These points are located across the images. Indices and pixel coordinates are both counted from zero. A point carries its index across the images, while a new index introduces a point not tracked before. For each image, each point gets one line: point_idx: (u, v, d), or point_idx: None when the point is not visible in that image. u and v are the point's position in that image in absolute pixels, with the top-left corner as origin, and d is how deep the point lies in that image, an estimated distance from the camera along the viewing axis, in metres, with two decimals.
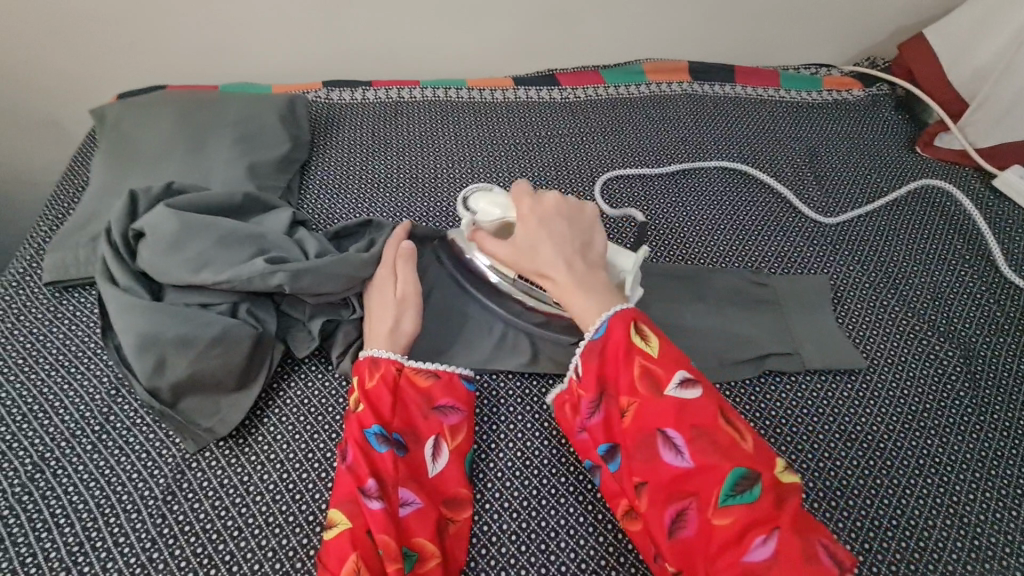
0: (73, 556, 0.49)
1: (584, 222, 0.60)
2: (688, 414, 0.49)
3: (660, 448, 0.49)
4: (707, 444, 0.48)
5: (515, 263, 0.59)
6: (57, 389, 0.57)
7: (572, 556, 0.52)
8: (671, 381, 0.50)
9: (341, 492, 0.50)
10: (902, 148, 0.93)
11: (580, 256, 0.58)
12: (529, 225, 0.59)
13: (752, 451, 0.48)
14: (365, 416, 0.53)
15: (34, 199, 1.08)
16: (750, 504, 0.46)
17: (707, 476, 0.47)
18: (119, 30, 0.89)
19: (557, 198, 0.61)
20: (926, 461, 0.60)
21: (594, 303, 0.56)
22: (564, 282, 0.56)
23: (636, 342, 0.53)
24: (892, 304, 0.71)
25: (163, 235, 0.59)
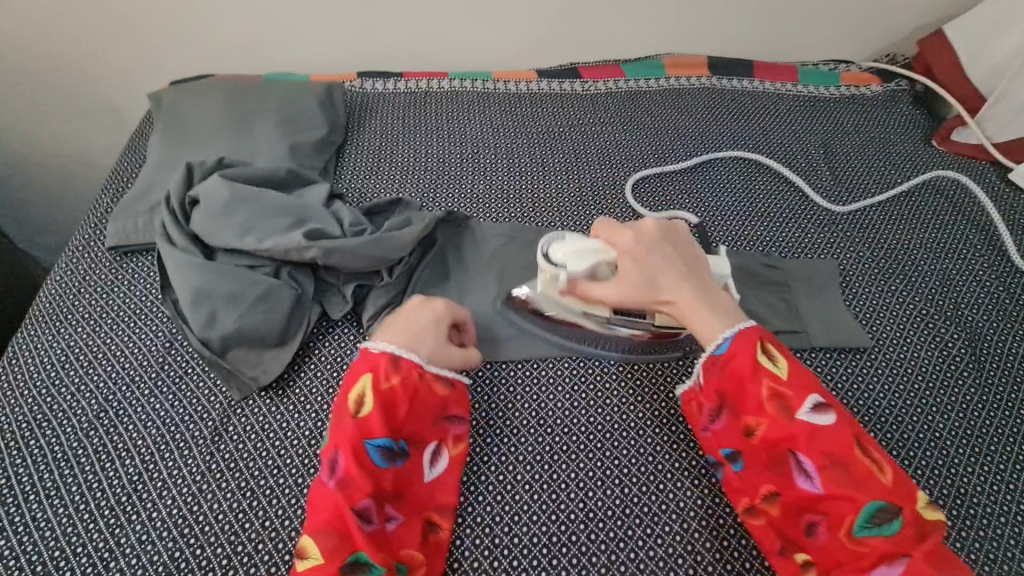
0: (134, 483, 0.55)
1: (683, 240, 0.62)
2: (821, 440, 0.49)
3: (791, 467, 0.50)
4: (841, 474, 0.48)
5: (632, 299, 0.58)
6: (119, 340, 0.64)
7: (581, 506, 0.56)
8: (804, 406, 0.51)
9: (323, 517, 0.48)
10: (918, 142, 0.94)
11: (696, 275, 0.59)
12: (640, 254, 0.59)
13: (891, 485, 0.48)
14: (368, 424, 0.52)
15: (88, 179, 1.17)
16: (887, 536, 0.46)
17: (841, 502, 0.48)
18: (174, 23, 0.96)
19: (654, 223, 0.62)
20: (927, 435, 0.62)
21: (725, 321, 0.56)
22: (690, 303, 0.57)
23: (763, 363, 0.53)
24: (900, 290, 0.73)
25: (214, 203, 0.66)
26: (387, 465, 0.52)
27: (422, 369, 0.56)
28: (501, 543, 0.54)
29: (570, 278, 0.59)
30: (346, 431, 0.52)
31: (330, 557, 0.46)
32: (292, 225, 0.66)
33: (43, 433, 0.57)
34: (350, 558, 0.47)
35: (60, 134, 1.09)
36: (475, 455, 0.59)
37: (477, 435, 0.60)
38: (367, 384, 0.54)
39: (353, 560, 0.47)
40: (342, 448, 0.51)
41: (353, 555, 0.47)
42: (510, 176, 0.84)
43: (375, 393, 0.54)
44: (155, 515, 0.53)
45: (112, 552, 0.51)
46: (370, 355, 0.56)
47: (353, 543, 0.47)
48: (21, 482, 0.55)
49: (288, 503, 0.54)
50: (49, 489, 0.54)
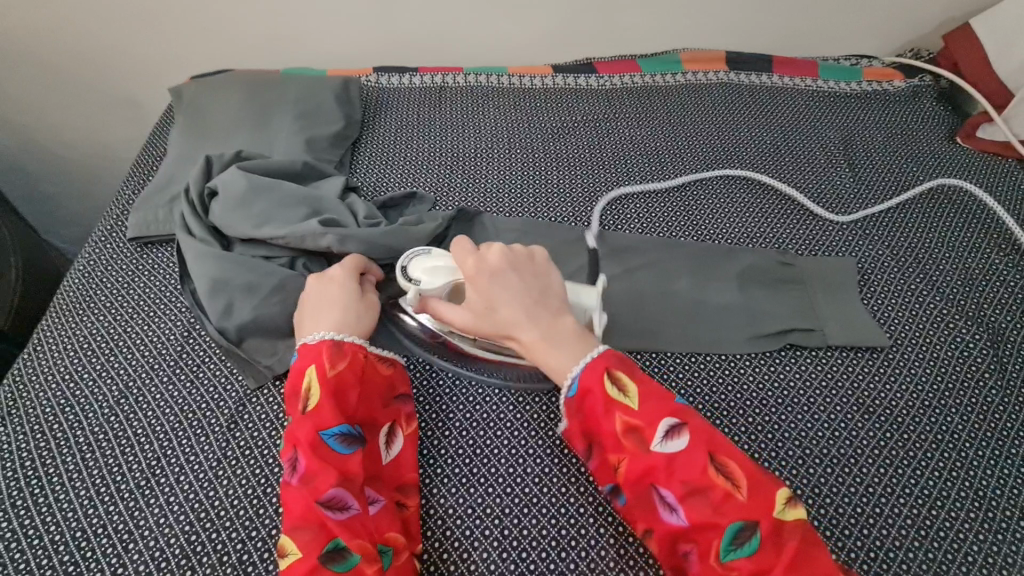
0: (152, 468, 0.56)
1: (535, 270, 0.59)
2: (678, 469, 0.49)
3: (655, 502, 0.49)
4: (699, 500, 0.47)
5: (475, 328, 0.57)
6: (140, 329, 0.65)
7: (591, 500, 0.56)
8: (656, 437, 0.50)
9: (297, 513, 0.48)
10: (942, 138, 0.92)
11: (543, 305, 0.56)
12: (480, 283, 0.56)
13: (747, 500, 0.47)
14: (318, 416, 0.52)
15: (112, 174, 1.20)
16: (752, 556, 0.45)
17: (705, 528, 0.47)
18: (195, 19, 0.98)
19: (502, 251, 0.58)
20: (944, 436, 0.61)
21: (564, 353, 0.54)
22: (534, 341, 0.55)
23: (614, 395, 0.52)
24: (919, 288, 0.72)
25: (233, 193, 0.68)
26: (351, 451, 0.52)
27: (364, 350, 0.57)
28: (510, 536, 0.54)
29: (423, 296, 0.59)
30: (300, 428, 0.52)
31: (304, 552, 0.46)
32: (305, 216, 0.67)
33: (66, 418, 0.59)
34: (328, 546, 0.47)
35: (84, 127, 1.12)
36: (484, 447, 0.59)
37: (488, 426, 0.60)
38: (312, 377, 0.54)
39: (333, 547, 0.47)
40: (300, 446, 0.51)
41: (331, 543, 0.47)
42: (524, 171, 0.84)
43: (321, 384, 0.53)
44: (172, 500, 0.54)
45: (132, 535, 0.53)
46: (309, 348, 0.56)
47: (327, 532, 0.47)
48: (44, 465, 0.56)
49: None
50: (72, 472, 0.56)
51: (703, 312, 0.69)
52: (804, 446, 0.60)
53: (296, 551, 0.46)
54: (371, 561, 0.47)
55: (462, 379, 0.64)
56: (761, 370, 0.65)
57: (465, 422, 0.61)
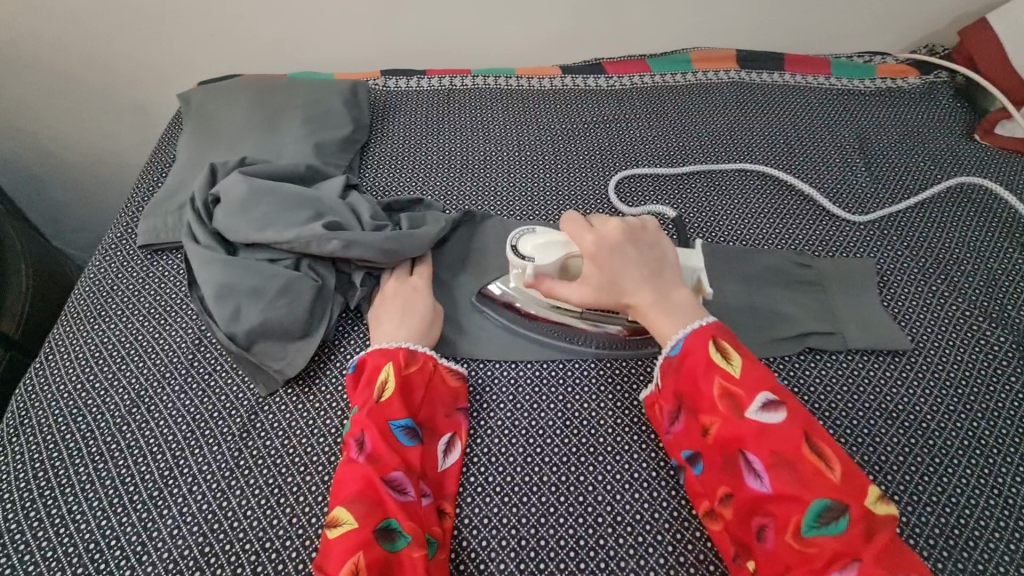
0: (165, 478, 0.56)
1: (648, 240, 0.60)
2: (770, 439, 0.49)
3: (740, 468, 0.50)
4: (787, 473, 0.48)
5: (592, 301, 0.59)
6: (151, 337, 0.65)
7: (609, 509, 0.55)
8: (752, 405, 0.50)
9: (354, 488, 0.50)
10: (959, 135, 0.90)
11: (659, 279, 0.59)
12: (599, 259, 0.58)
13: (838, 482, 0.47)
14: (388, 406, 0.55)
15: (121, 179, 1.20)
16: (836, 535, 0.45)
17: (788, 501, 0.47)
18: (202, 23, 0.98)
19: (618, 224, 0.60)
20: (971, 441, 0.59)
21: (680, 320, 0.57)
22: (649, 309, 0.57)
23: (716, 360, 0.53)
24: (940, 289, 0.71)
25: (234, 197, 0.67)
26: (412, 445, 0.54)
27: (434, 360, 0.60)
28: (528, 546, 0.53)
29: (537, 272, 0.61)
30: (373, 412, 0.54)
31: (361, 523, 0.48)
32: (310, 217, 0.67)
33: (79, 427, 0.59)
34: (383, 523, 0.48)
35: (93, 134, 1.12)
36: (499, 455, 0.58)
37: (502, 434, 0.59)
38: (389, 373, 0.57)
39: (386, 525, 0.48)
40: (369, 428, 0.53)
41: (384, 521, 0.48)
42: (534, 174, 0.83)
43: (396, 379, 0.56)
44: (186, 510, 0.54)
45: (145, 546, 0.52)
46: (385, 349, 0.59)
47: (384, 510, 0.49)
48: (57, 475, 0.56)
49: (313, 498, 0.54)
50: (85, 483, 0.55)
51: (720, 315, 0.68)
52: None
53: (349, 521, 0.48)
54: (421, 544, 0.48)
55: (475, 385, 0.63)
56: (780, 374, 0.64)
57: (479, 429, 0.60)
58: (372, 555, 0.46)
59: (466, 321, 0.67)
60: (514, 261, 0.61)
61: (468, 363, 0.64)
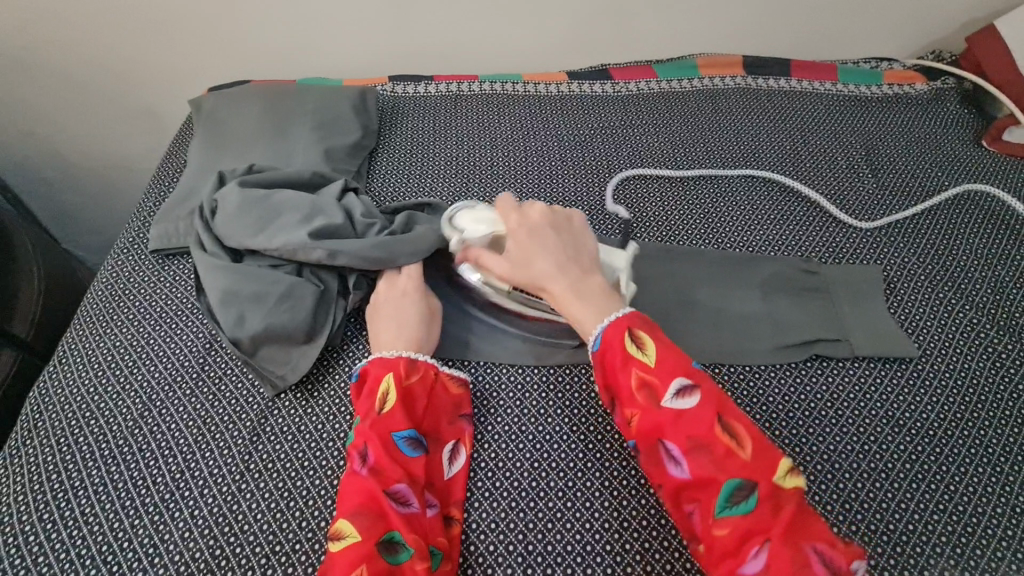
0: (176, 482, 0.56)
1: (572, 232, 0.62)
2: (685, 424, 0.48)
3: (660, 457, 0.49)
4: (703, 456, 0.47)
5: (513, 279, 0.59)
6: (162, 341, 0.66)
7: (616, 515, 0.55)
8: (667, 392, 0.49)
9: (357, 501, 0.50)
10: (967, 142, 0.90)
11: (579, 265, 0.59)
12: (521, 238, 0.60)
13: (749, 460, 0.46)
14: (390, 417, 0.55)
15: (131, 182, 1.22)
16: (747, 514, 0.45)
17: (705, 484, 0.47)
18: (213, 29, 0.99)
19: (544, 211, 0.62)
20: (978, 450, 0.59)
21: (593, 308, 0.56)
22: (566, 292, 0.56)
23: (631, 351, 0.52)
24: (948, 297, 0.71)
25: (229, 205, 0.68)
26: (415, 456, 0.54)
27: (436, 369, 0.60)
28: (534, 551, 0.53)
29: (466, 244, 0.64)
30: (373, 424, 0.54)
31: (364, 535, 0.47)
32: (303, 217, 0.67)
33: (91, 430, 0.60)
34: (387, 536, 0.48)
35: (103, 138, 1.13)
36: (506, 460, 0.58)
37: (509, 439, 0.60)
38: (391, 385, 0.56)
39: (389, 538, 0.48)
40: (370, 440, 0.53)
41: (388, 533, 0.48)
42: (541, 179, 0.84)
43: (398, 390, 0.56)
44: (197, 513, 0.54)
45: (157, 548, 0.53)
46: (385, 359, 0.58)
47: (387, 522, 0.49)
48: (70, 478, 0.57)
49: (322, 503, 0.54)
50: (97, 486, 0.56)
51: (725, 321, 0.68)
52: (833, 460, 0.58)
53: (353, 534, 0.47)
54: (423, 558, 0.48)
55: (481, 390, 0.63)
56: (785, 381, 0.64)
57: (486, 434, 0.60)
58: (378, 567, 0.46)
59: (471, 326, 0.68)
60: (450, 234, 0.65)
61: (476, 368, 0.65)
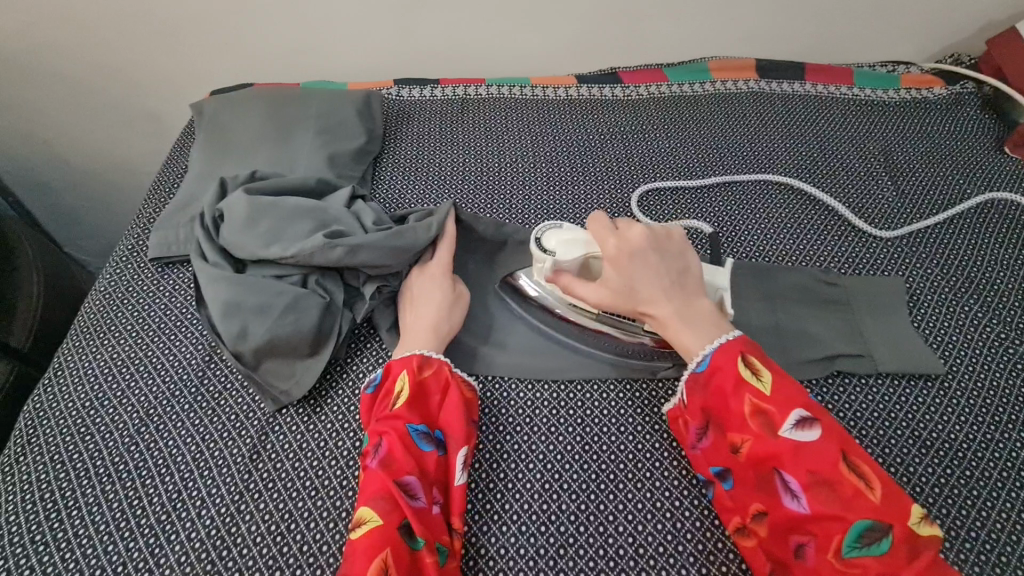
0: (173, 501, 0.54)
1: (673, 250, 0.59)
2: (807, 457, 0.46)
3: (775, 486, 0.47)
4: (826, 491, 0.45)
5: (612, 305, 0.58)
6: (161, 353, 0.64)
7: (630, 540, 0.52)
8: (786, 422, 0.48)
9: (373, 489, 0.48)
10: (989, 148, 0.87)
11: (682, 289, 0.57)
12: (622, 264, 0.57)
13: (881, 502, 0.44)
14: (404, 410, 0.53)
15: (133, 186, 1.20)
16: (880, 558, 0.42)
17: (829, 521, 0.44)
18: (216, 32, 0.97)
19: (643, 230, 0.58)
20: (1010, 472, 0.56)
21: (699, 334, 0.55)
22: (670, 318, 0.56)
23: (745, 377, 0.50)
24: (974, 310, 0.68)
25: (237, 214, 0.65)
26: (430, 450, 0.53)
27: (451, 368, 0.58)
28: None
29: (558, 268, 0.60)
30: (389, 418, 0.53)
31: (382, 522, 0.46)
32: (315, 227, 0.65)
33: (87, 447, 0.58)
34: (401, 522, 0.47)
35: (106, 142, 1.12)
36: (516, 481, 0.56)
37: (519, 459, 0.57)
38: (405, 381, 0.55)
39: (405, 525, 0.46)
40: (386, 433, 0.52)
41: (402, 522, 0.47)
42: (551, 185, 0.81)
43: (411, 386, 0.55)
44: (194, 535, 0.52)
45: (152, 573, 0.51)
46: (399, 358, 0.57)
47: (400, 511, 0.47)
48: (64, 497, 0.55)
49: (325, 525, 0.52)
50: (92, 505, 0.54)
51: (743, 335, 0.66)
52: None
53: (370, 520, 0.46)
54: (433, 551, 0.46)
55: (490, 408, 0.61)
56: None
57: (495, 453, 0.58)
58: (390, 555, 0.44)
59: (479, 340, 0.65)
60: (536, 254, 0.61)
61: (484, 384, 0.63)
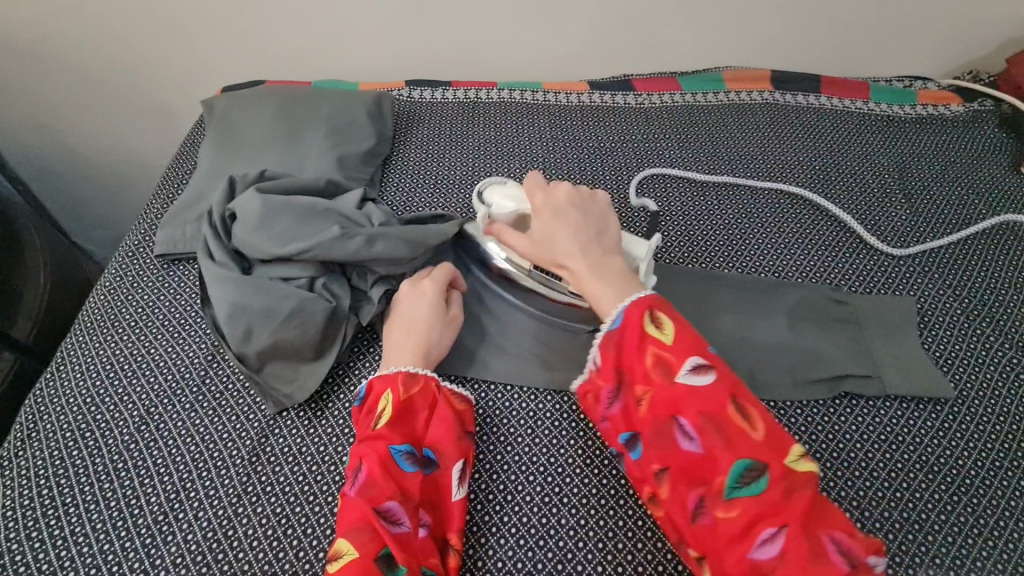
0: (171, 502, 0.54)
1: (596, 209, 0.59)
2: (698, 402, 0.46)
3: (671, 433, 0.47)
4: (717, 434, 0.45)
5: (536, 257, 0.58)
6: (163, 351, 0.64)
7: (630, 558, 0.52)
8: (683, 368, 0.47)
9: (353, 518, 0.47)
10: (1006, 167, 0.86)
11: (597, 244, 0.56)
12: (542, 216, 0.58)
13: (761, 441, 0.45)
14: (387, 432, 0.52)
15: (142, 179, 1.21)
16: (756, 495, 0.43)
17: (716, 463, 0.45)
18: (229, 27, 0.97)
19: (569, 188, 0.60)
20: (1017, 502, 0.56)
21: (608, 290, 0.53)
22: (582, 271, 0.54)
23: (649, 330, 0.49)
24: (987, 334, 0.67)
25: (248, 213, 0.65)
26: (413, 473, 0.51)
27: (438, 381, 0.57)
28: None
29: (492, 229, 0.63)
30: (371, 441, 0.51)
31: (361, 553, 0.45)
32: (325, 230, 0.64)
33: (86, 443, 0.57)
34: (382, 552, 0.46)
35: (118, 135, 1.12)
36: (516, 493, 0.55)
37: (519, 471, 0.57)
38: (387, 399, 0.54)
39: (385, 555, 0.46)
40: (367, 457, 0.50)
41: (383, 551, 0.46)
42: None
43: (396, 405, 0.53)
44: (190, 538, 0.52)
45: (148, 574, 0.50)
46: (386, 375, 0.56)
47: (381, 540, 0.46)
48: (62, 494, 0.55)
49: (322, 532, 0.52)
50: (90, 503, 0.54)
51: (749, 351, 0.65)
52: (862, 506, 0.55)
53: (347, 553, 0.45)
54: None
55: (491, 417, 0.60)
56: (812, 420, 0.60)
57: (495, 464, 0.57)
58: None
59: (483, 347, 0.65)
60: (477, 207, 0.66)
61: (486, 392, 0.62)
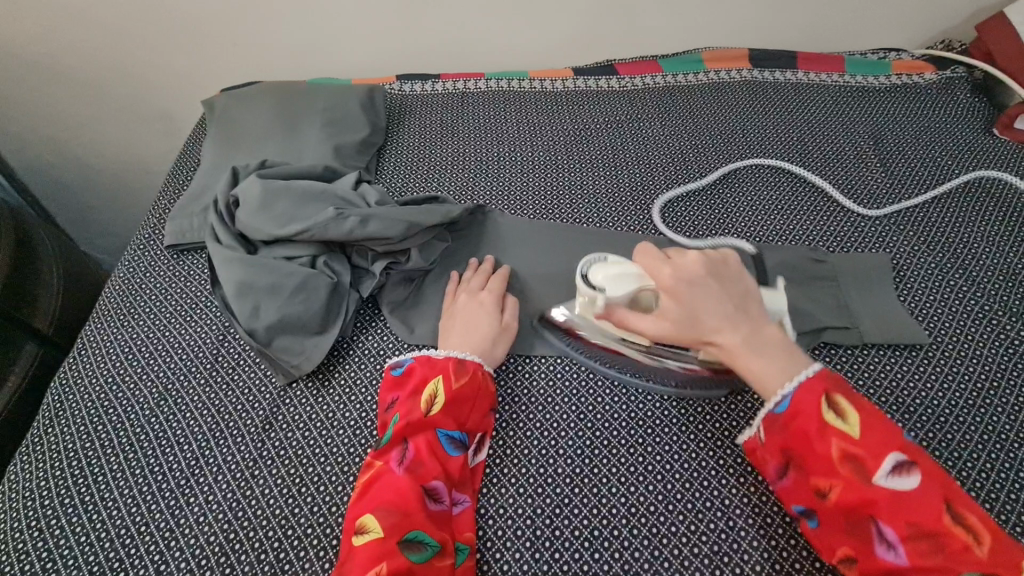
0: (191, 468, 0.58)
1: (732, 275, 0.53)
2: (905, 508, 0.44)
3: (869, 535, 0.46)
4: (927, 542, 0.43)
5: (675, 339, 0.52)
6: (178, 334, 0.67)
7: (623, 501, 0.55)
8: (881, 469, 0.45)
9: (386, 497, 0.51)
10: (977, 130, 0.89)
11: (748, 315, 0.52)
12: (681, 292, 0.51)
13: (990, 556, 0.41)
14: (433, 418, 0.56)
15: (147, 183, 1.24)
16: None
17: (930, 574, 0.43)
18: (224, 32, 1.01)
19: (698, 255, 0.53)
20: (989, 436, 0.58)
21: (780, 368, 0.50)
22: (741, 348, 0.51)
23: (831, 421, 0.48)
24: (959, 285, 0.70)
25: (252, 198, 0.69)
26: (452, 457, 0.55)
27: (483, 370, 0.60)
28: (543, 535, 0.53)
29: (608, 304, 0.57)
30: (418, 424, 0.55)
31: (387, 533, 0.48)
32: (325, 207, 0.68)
33: (111, 419, 0.61)
34: (408, 534, 0.49)
35: (122, 143, 1.17)
36: (516, 448, 0.59)
37: (519, 428, 0.60)
38: (437, 385, 0.57)
39: (411, 536, 0.49)
40: (414, 439, 0.55)
41: (410, 532, 0.49)
42: (548, 172, 0.84)
43: (445, 394, 0.57)
44: (211, 498, 0.56)
45: (172, 533, 0.54)
46: (434, 361, 0.60)
47: (410, 522, 0.50)
48: (90, 464, 0.58)
49: (333, 488, 0.55)
50: (116, 471, 0.58)
51: None
52: None
53: (376, 531, 0.49)
54: (446, 555, 0.49)
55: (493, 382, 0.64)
56: None
57: (497, 423, 0.61)
58: (395, 563, 0.47)
59: None
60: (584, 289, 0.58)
61: None
